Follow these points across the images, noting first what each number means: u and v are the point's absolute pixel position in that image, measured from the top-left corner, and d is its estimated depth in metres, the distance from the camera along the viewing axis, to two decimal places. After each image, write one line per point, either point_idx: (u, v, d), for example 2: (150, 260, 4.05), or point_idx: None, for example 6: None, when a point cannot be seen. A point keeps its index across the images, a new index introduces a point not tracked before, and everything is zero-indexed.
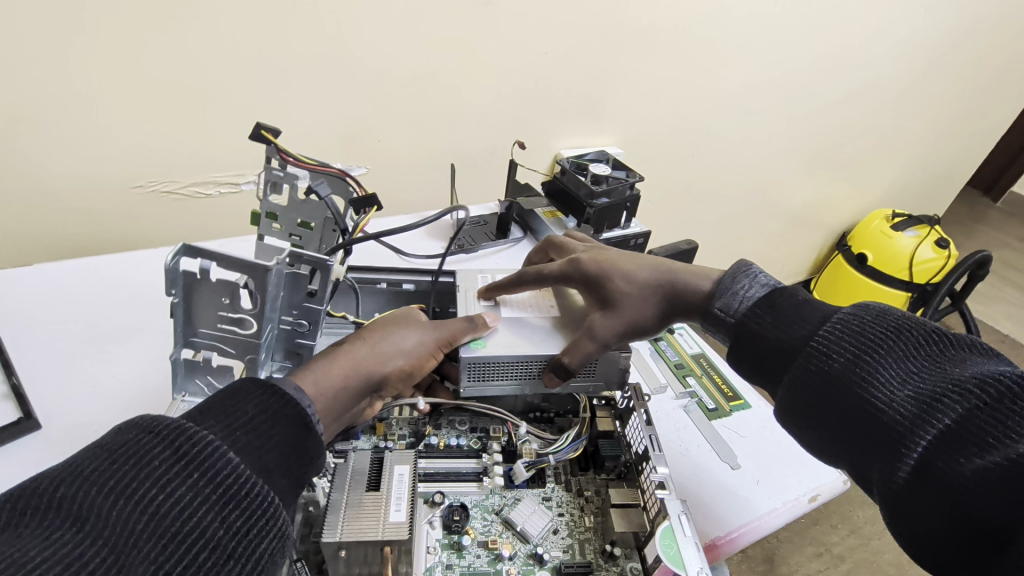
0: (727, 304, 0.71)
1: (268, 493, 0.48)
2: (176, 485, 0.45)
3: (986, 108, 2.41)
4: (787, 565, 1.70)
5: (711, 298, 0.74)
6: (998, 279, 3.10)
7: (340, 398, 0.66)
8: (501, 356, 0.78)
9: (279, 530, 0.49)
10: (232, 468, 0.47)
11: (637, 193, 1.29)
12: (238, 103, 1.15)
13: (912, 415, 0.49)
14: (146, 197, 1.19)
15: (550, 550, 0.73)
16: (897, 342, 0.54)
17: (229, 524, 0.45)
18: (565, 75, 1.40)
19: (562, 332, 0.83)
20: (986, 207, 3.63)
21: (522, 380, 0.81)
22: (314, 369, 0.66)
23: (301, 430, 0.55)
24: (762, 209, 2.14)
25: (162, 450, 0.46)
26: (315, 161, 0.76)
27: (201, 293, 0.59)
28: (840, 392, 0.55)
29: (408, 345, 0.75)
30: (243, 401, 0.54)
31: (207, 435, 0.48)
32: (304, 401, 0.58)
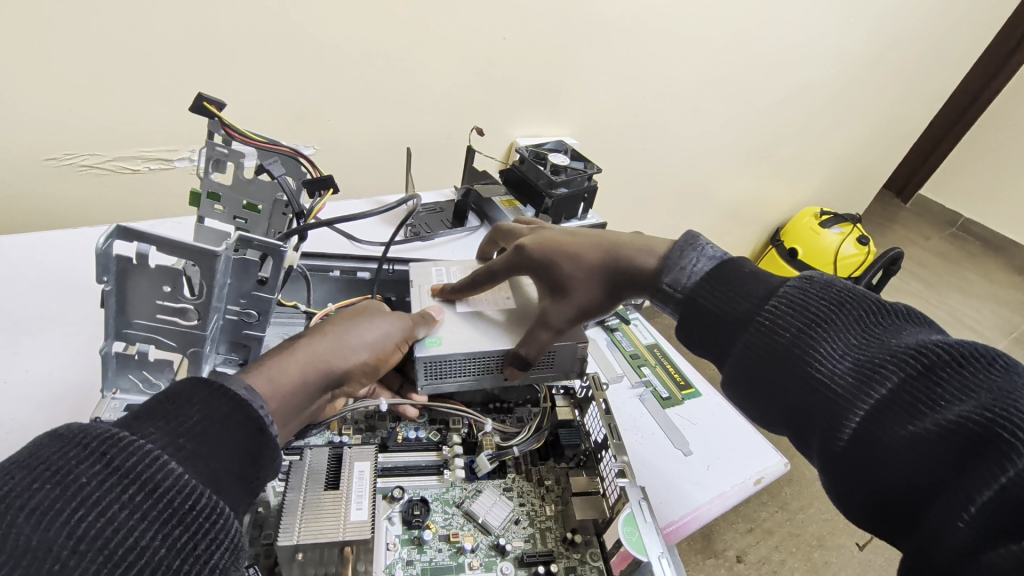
0: (676, 278, 0.67)
1: (219, 503, 0.45)
2: (113, 502, 0.40)
3: (902, 116, 2.62)
4: (724, 541, 1.80)
5: (660, 273, 0.70)
6: (907, 274, 3.41)
7: (297, 396, 0.62)
8: (458, 353, 0.76)
9: (231, 543, 0.45)
10: (177, 479, 0.43)
11: (594, 184, 1.30)
12: (172, 70, 1.05)
13: (853, 386, 0.49)
14: (62, 171, 1.07)
15: (512, 541, 0.73)
16: (840, 313, 0.53)
17: (175, 542, 0.41)
18: (523, 63, 1.39)
19: (521, 324, 0.83)
20: (897, 208, 3.97)
21: (482, 373, 0.80)
22: (268, 365, 0.62)
23: (250, 434, 0.51)
24: (706, 203, 2.23)
25: (92, 464, 0.41)
26: (264, 139, 0.69)
27: (137, 280, 0.54)
28: (788, 366, 0.53)
29: (372, 338, 0.72)
30: (185, 405, 0.49)
31: (146, 444, 0.43)
32: (258, 402, 0.54)
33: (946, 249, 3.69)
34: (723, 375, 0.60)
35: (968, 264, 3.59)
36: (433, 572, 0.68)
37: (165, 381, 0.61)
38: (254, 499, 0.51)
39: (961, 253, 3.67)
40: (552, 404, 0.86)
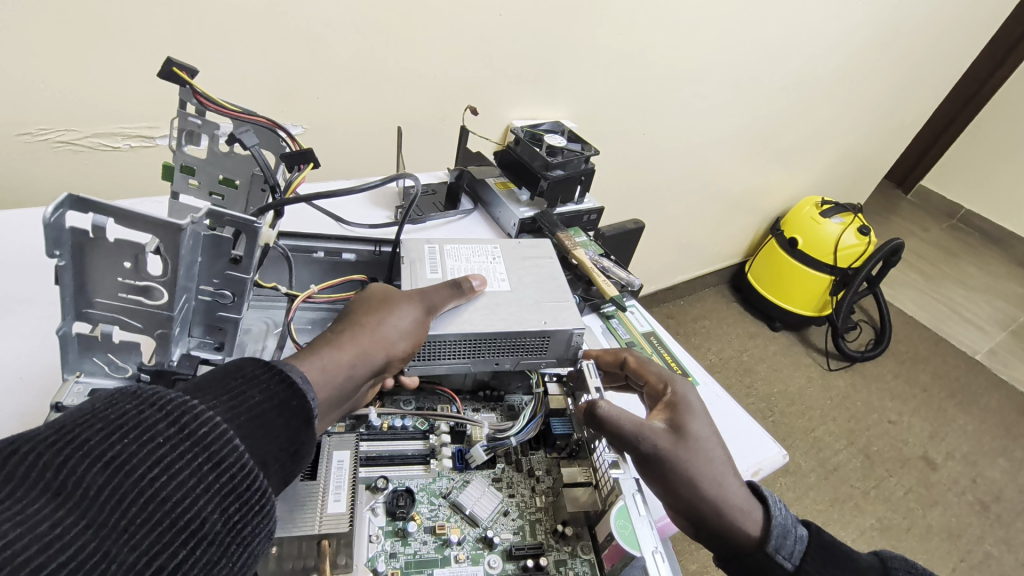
0: (782, 547, 0.65)
1: (266, 487, 0.47)
2: (180, 467, 0.42)
3: (907, 104, 2.57)
4: None
5: (762, 531, 0.66)
6: (906, 266, 3.38)
7: (343, 388, 0.62)
8: (448, 335, 0.73)
9: (268, 529, 0.47)
10: (237, 455, 0.45)
11: (592, 166, 1.26)
12: (151, 42, 1.00)
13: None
14: (36, 148, 1.03)
15: (501, 533, 0.70)
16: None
17: (228, 518, 0.44)
18: (520, 41, 1.34)
19: (513, 308, 0.79)
20: (898, 199, 3.93)
21: (473, 357, 0.77)
22: (316, 357, 0.62)
23: (302, 423, 0.53)
24: (706, 192, 2.20)
25: (165, 427, 0.43)
26: (240, 108, 0.66)
27: (95, 255, 0.50)
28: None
29: (415, 327, 0.69)
30: (249, 384, 0.51)
31: (213, 417, 0.45)
32: (310, 392, 0.55)
33: (945, 240, 3.67)
34: None
35: (968, 256, 3.55)
36: (418, 566, 0.66)
37: (132, 364, 0.59)
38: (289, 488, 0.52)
39: (960, 245, 3.64)
40: (546, 390, 0.83)
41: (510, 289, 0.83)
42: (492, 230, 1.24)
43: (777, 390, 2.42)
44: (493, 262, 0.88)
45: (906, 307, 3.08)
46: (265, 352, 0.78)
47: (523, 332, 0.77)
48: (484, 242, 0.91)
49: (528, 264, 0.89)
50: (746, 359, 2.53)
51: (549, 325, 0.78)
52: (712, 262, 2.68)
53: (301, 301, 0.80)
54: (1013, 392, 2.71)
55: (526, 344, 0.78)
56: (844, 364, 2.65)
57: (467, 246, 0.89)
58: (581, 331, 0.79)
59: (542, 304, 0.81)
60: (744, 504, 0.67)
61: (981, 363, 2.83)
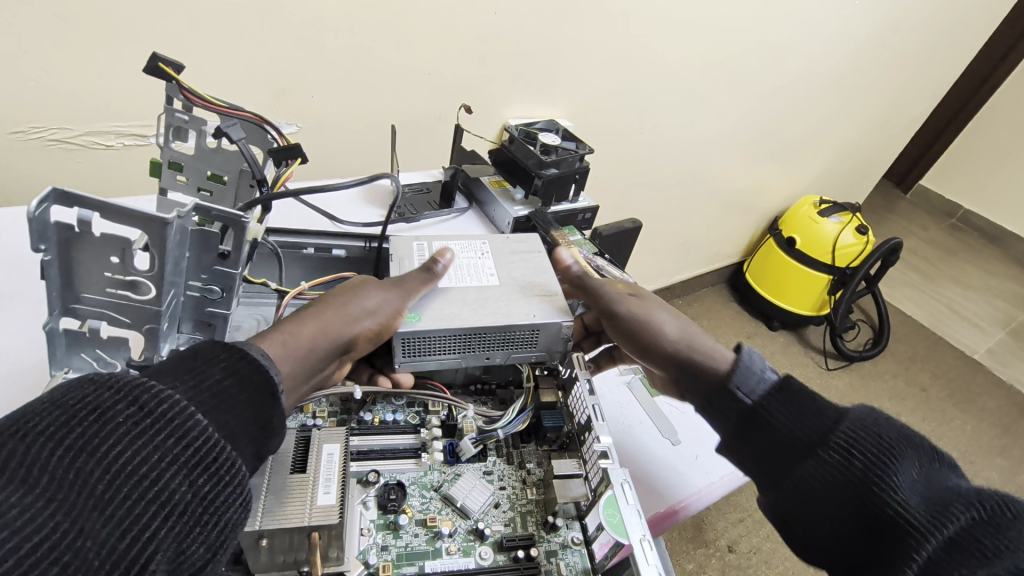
0: (748, 386, 0.72)
1: (235, 458, 0.48)
2: (143, 443, 0.43)
3: (904, 103, 2.57)
4: (713, 531, 1.83)
5: (729, 375, 0.75)
6: (905, 266, 3.38)
7: (307, 362, 0.64)
8: (437, 331, 0.74)
9: (245, 500, 0.48)
10: (201, 429, 0.46)
11: (587, 165, 1.26)
12: (144, 41, 1.00)
13: (925, 519, 0.52)
14: (30, 146, 1.04)
15: (492, 525, 0.71)
16: (908, 449, 0.59)
17: (197, 488, 0.45)
18: (514, 41, 1.34)
19: (503, 302, 0.80)
20: (897, 198, 3.93)
21: (463, 352, 0.78)
22: (281, 331, 0.64)
23: (267, 398, 0.54)
24: (703, 192, 2.20)
25: (125, 407, 0.43)
26: (227, 103, 0.66)
27: (81, 249, 0.51)
28: (853, 489, 0.57)
29: (381, 304, 0.72)
30: (209, 363, 0.52)
31: (173, 394, 0.46)
32: (274, 368, 0.56)
33: (944, 240, 3.67)
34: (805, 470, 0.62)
35: (967, 256, 3.56)
36: (409, 558, 0.67)
37: (121, 360, 0.59)
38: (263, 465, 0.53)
39: (959, 245, 3.64)
40: (535, 385, 0.84)
41: (500, 284, 0.84)
42: (487, 228, 1.25)
43: None
44: (483, 257, 0.88)
45: (904, 306, 3.08)
46: None
47: (512, 326, 0.77)
48: (472, 237, 0.92)
49: (519, 259, 0.89)
50: None
51: (538, 318, 0.78)
52: (710, 261, 2.69)
53: (290, 298, 0.80)
54: (1011, 391, 2.72)
55: (516, 337, 0.78)
56: (842, 364, 2.66)
57: (455, 242, 0.90)
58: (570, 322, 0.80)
59: (531, 297, 0.82)
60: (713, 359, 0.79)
61: (979, 362, 2.84)
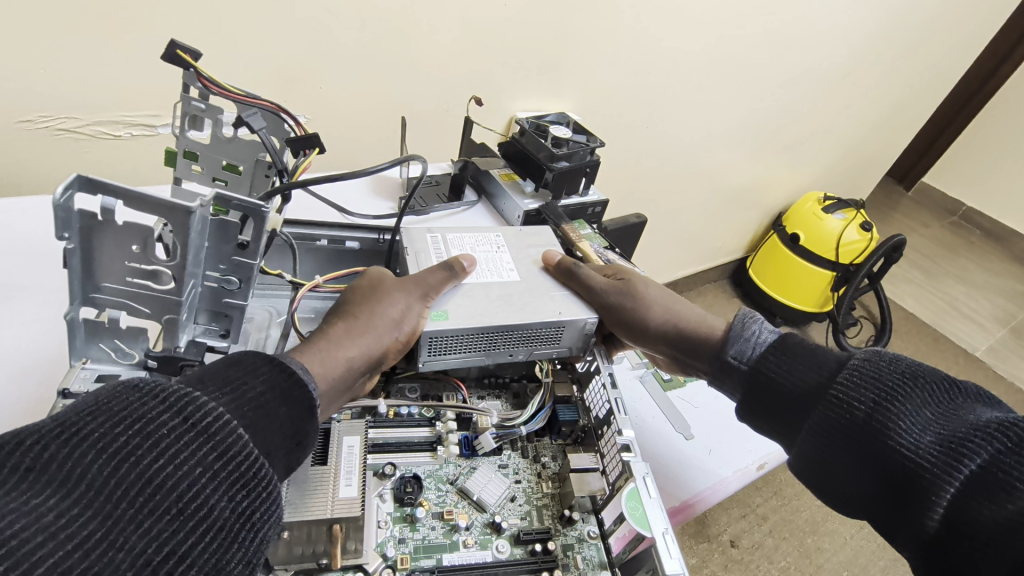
0: (741, 351, 0.76)
1: (272, 474, 0.48)
2: (186, 457, 0.42)
3: (911, 98, 2.56)
4: (716, 525, 1.84)
5: (724, 345, 0.79)
6: (907, 262, 3.38)
7: (342, 378, 0.65)
8: (461, 330, 0.73)
9: (277, 515, 0.48)
10: (242, 444, 0.46)
11: (597, 158, 1.26)
12: (153, 30, 0.99)
13: (939, 459, 0.52)
14: (37, 136, 1.02)
15: (508, 518, 0.71)
16: (913, 386, 0.58)
17: (235, 505, 0.44)
18: (524, 32, 1.33)
19: (527, 298, 0.80)
20: (899, 195, 3.92)
21: (487, 351, 0.77)
22: (312, 356, 0.64)
23: (303, 412, 0.54)
24: (708, 187, 2.20)
25: (170, 418, 0.43)
26: (245, 92, 0.65)
27: (103, 237, 0.50)
28: (862, 437, 0.58)
29: (407, 310, 0.71)
30: (250, 375, 0.52)
31: (217, 407, 0.46)
32: (310, 382, 0.56)
33: (946, 237, 3.67)
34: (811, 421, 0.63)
35: (969, 254, 3.55)
36: (427, 551, 0.67)
37: (139, 351, 0.59)
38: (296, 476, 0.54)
39: (961, 242, 3.65)
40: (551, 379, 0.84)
41: (521, 280, 0.83)
42: (496, 221, 1.24)
43: None
44: (499, 251, 0.88)
45: (906, 303, 3.09)
46: (268, 341, 0.78)
47: (539, 324, 0.77)
48: (486, 231, 0.91)
49: (535, 254, 0.89)
50: None
51: (564, 315, 0.78)
52: (714, 257, 2.69)
53: (305, 290, 0.79)
54: (1013, 388, 2.72)
55: (540, 334, 0.78)
56: None
57: (470, 235, 0.89)
58: (590, 320, 0.80)
59: (555, 294, 0.82)
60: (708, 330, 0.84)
61: (980, 360, 2.84)
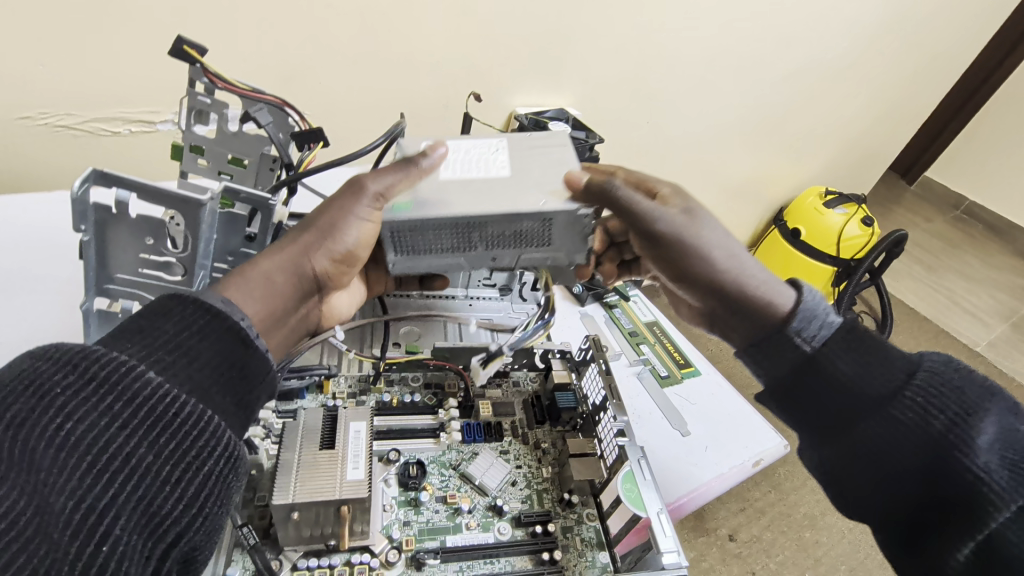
0: (805, 328, 0.61)
1: (200, 409, 0.45)
2: (86, 411, 0.41)
3: (914, 92, 2.56)
4: (715, 518, 1.86)
5: (780, 320, 0.63)
6: (909, 257, 3.39)
7: (278, 303, 0.55)
8: (430, 219, 0.60)
9: (221, 450, 0.46)
10: (151, 387, 0.43)
11: (596, 154, 1.28)
12: (149, 28, 1.01)
13: (1008, 487, 0.48)
14: (36, 131, 1.05)
15: (509, 502, 0.74)
16: (995, 402, 0.52)
17: (159, 447, 0.43)
18: (523, 28, 1.34)
19: (508, 189, 0.64)
20: (902, 189, 3.91)
21: (462, 248, 0.65)
22: (246, 277, 0.54)
23: (230, 341, 0.49)
24: (708, 182, 2.21)
25: (62, 376, 0.41)
26: (248, 87, 0.68)
27: (117, 231, 0.52)
28: (929, 447, 0.52)
29: (353, 225, 0.60)
30: (161, 317, 0.47)
31: (116, 355, 0.43)
32: (239, 314, 0.50)
33: (949, 232, 3.67)
34: (869, 417, 0.56)
35: (971, 248, 3.55)
36: (431, 533, 0.69)
37: None
38: (250, 410, 0.50)
39: (963, 236, 3.65)
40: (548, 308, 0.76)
41: (510, 173, 0.66)
42: None
43: None
44: (497, 150, 0.70)
45: (907, 298, 3.10)
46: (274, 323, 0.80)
47: (522, 218, 0.63)
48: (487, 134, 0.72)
49: (538, 152, 0.70)
50: None
51: (549, 203, 0.63)
52: None
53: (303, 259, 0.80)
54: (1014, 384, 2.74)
55: (526, 233, 0.65)
56: None
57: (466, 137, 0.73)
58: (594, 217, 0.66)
59: (545, 188, 0.65)
60: (768, 288, 0.65)
61: (981, 355, 2.85)
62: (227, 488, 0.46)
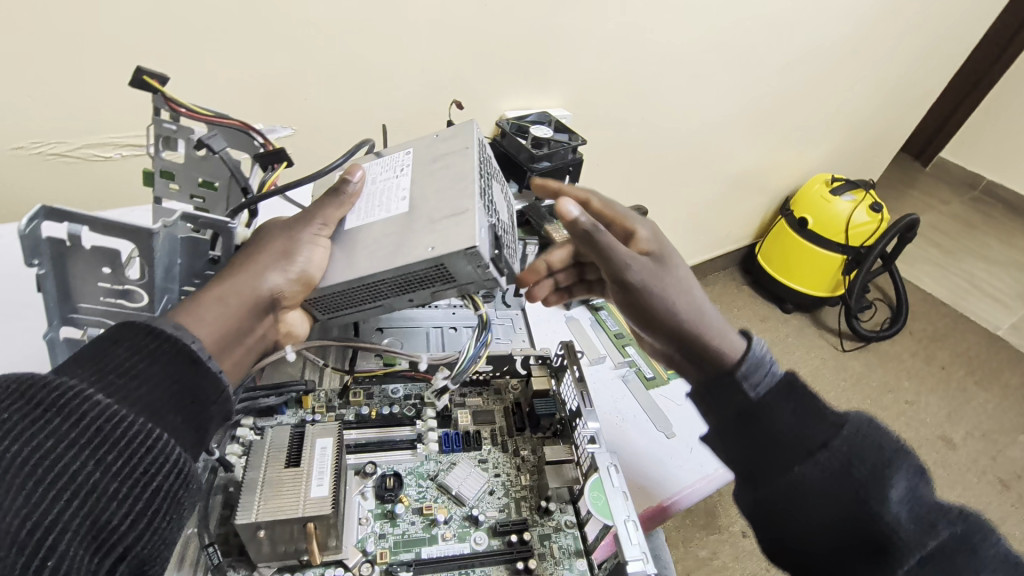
0: (753, 378, 0.61)
1: (148, 427, 0.46)
2: (34, 434, 0.42)
3: (921, 72, 2.49)
4: (727, 515, 1.85)
5: (734, 364, 0.63)
6: (926, 241, 3.29)
7: (233, 329, 0.56)
8: (332, 286, 0.66)
9: (170, 466, 0.47)
10: (98, 409, 0.44)
11: (579, 156, 1.29)
12: (131, 56, 1.03)
13: (915, 540, 0.50)
14: (31, 161, 1.09)
15: (486, 511, 0.74)
16: (903, 453, 0.55)
17: (106, 466, 0.44)
18: (507, 32, 1.33)
19: (400, 235, 0.66)
20: (917, 171, 3.81)
21: (377, 300, 0.69)
22: (198, 305, 0.55)
23: (182, 364, 0.50)
24: (710, 175, 2.18)
25: (11, 403, 0.42)
26: (211, 112, 0.70)
27: (74, 262, 0.54)
28: (851, 497, 0.53)
29: (303, 250, 0.64)
30: (113, 345, 0.48)
31: (65, 381, 0.45)
32: (192, 337, 0.51)
33: (969, 213, 3.56)
34: (803, 467, 0.55)
35: (991, 229, 3.45)
36: (406, 545, 0.69)
37: None
38: (201, 430, 0.51)
39: (984, 217, 3.53)
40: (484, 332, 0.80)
41: (406, 209, 0.69)
42: None
43: None
44: (400, 174, 0.74)
45: (925, 283, 3.01)
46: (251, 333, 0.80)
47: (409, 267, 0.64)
48: (397, 151, 0.78)
49: (440, 166, 0.73)
50: None
51: (437, 251, 0.62)
52: (720, 245, 2.66)
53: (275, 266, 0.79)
54: None
55: (422, 277, 0.65)
56: (857, 345, 2.63)
57: (378, 164, 0.77)
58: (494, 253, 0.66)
59: (435, 224, 0.65)
60: (724, 337, 0.67)
61: (1002, 340, 2.77)
62: (178, 502, 0.48)
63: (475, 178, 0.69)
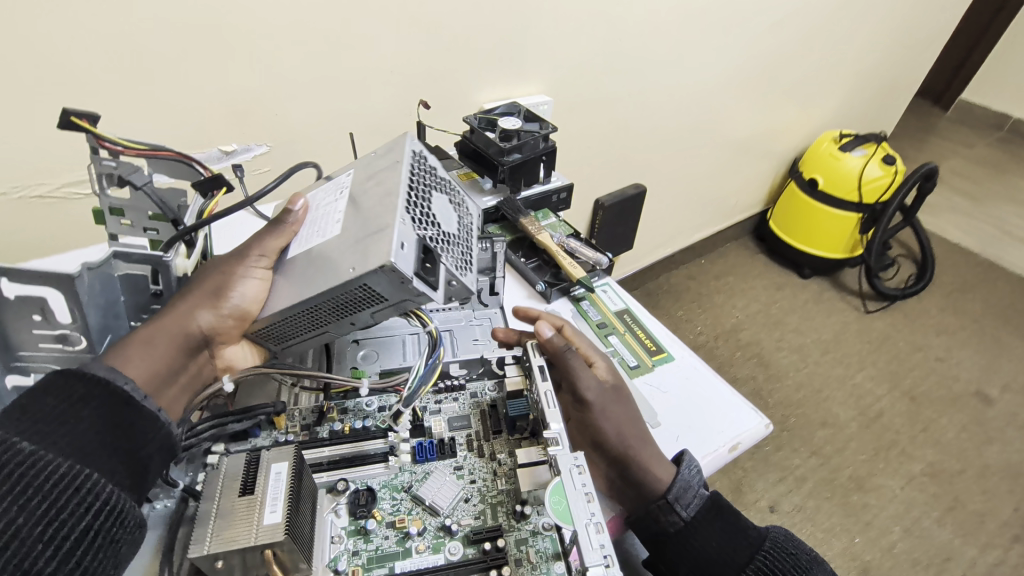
0: (682, 499, 0.75)
1: (74, 470, 0.49)
2: None
3: (928, 11, 2.36)
4: (753, 491, 1.81)
5: (666, 490, 0.76)
6: (950, 189, 3.13)
7: (162, 365, 0.61)
8: (273, 317, 0.66)
9: (96, 506, 0.49)
10: (25, 457, 0.48)
11: (552, 144, 1.24)
12: (96, 92, 1.00)
13: None
14: (11, 206, 1.06)
15: (461, 519, 0.73)
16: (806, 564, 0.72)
17: (29, 511, 0.46)
18: (478, 23, 1.27)
19: (329, 258, 0.64)
20: (938, 115, 3.61)
21: (320, 327, 0.68)
22: (133, 345, 0.61)
23: (114, 405, 0.55)
24: (710, 144, 2.10)
25: None
26: (148, 146, 0.70)
27: (8, 313, 0.58)
28: None
29: (236, 283, 0.66)
30: (44, 395, 0.53)
31: None
32: (121, 379, 0.56)
33: (995, 155, 3.37)
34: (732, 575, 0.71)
35: (1018, 169, 3.28)
36: (379, 560, 0.69)
37: None
38: (130, 471, 0.53)
39: (1011, 157, 3.35)
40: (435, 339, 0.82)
41: (337, 231, 0.66)
42: None
43: (811, 339, 2.34)
44: (338, 197, 0.71)
45: (952, 234, 2.87)
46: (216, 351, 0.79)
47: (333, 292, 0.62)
48: (339, 175, 0.75)
49: (374, 183, 0.69)
50: (776, 311, 2.44)
51: (356, 272, 0.60)
52: (730, 215, 2.56)
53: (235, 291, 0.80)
54: None
55: (352, 300, 0.63)
56: (883, 305, 2.52)
57: (324, 190, 0.75)
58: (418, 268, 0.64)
59: (358, 242, 0.63)
60: (658, 462, 0.78)
61: None
62: (105, 543, 0.49)
63: (401, 192, 0.65)
